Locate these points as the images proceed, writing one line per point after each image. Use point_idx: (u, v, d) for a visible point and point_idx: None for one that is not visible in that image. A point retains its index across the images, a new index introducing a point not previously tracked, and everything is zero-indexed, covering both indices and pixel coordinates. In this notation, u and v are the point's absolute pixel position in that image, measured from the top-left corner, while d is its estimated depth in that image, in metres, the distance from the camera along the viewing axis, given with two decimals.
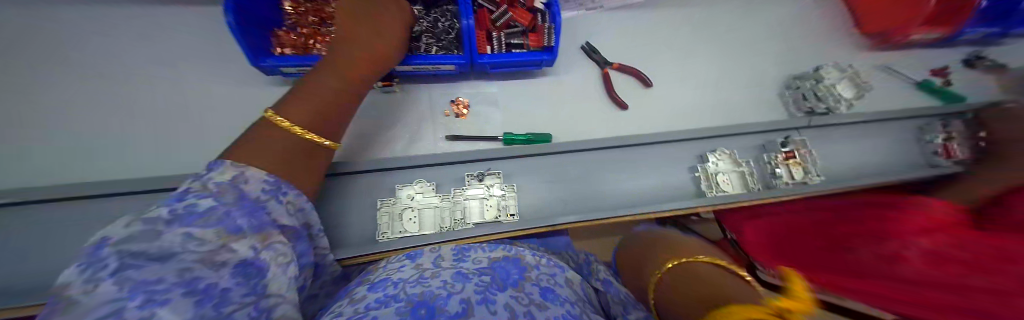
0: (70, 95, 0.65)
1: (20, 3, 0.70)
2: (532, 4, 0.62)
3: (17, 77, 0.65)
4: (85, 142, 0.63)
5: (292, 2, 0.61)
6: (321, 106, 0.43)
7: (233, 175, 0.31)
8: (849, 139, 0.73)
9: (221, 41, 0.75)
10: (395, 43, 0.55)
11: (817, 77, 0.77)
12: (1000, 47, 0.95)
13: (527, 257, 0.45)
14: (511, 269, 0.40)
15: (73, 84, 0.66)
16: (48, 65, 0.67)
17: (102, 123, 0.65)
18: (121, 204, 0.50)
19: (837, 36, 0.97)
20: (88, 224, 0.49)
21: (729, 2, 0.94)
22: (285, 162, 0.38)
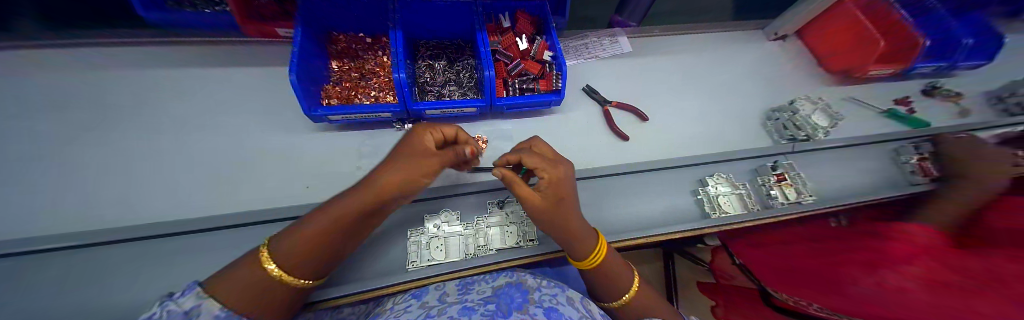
0: (103, 136, 0.68)
1: (81, 58, 0.77)
2: (541, 56, 0.74)
3: (58, 121, 0.68)
4: (105, 179, 0.63)
5: (339, 62, 0.73)
6: (310, 248, 0.37)
7: (192, 304, 0.30)
8: (833, 161, 0.80)
9: (256, 86, 0.82)
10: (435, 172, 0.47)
11: (793, 110, 0.88)
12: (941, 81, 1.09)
13: (529, 280, 0.46)
14: (515, 295, 0.41)
15: (111, 127, 0.69)
16: (92, 110, 0.71)
17: (128, 160, 0.66)
18: (141, 240, 0.49)
19: (804, 73, 1.11)
20: (96, 263, 0.46)
21: (705, 50, 1.10)
22: (248, 296, 0.33)
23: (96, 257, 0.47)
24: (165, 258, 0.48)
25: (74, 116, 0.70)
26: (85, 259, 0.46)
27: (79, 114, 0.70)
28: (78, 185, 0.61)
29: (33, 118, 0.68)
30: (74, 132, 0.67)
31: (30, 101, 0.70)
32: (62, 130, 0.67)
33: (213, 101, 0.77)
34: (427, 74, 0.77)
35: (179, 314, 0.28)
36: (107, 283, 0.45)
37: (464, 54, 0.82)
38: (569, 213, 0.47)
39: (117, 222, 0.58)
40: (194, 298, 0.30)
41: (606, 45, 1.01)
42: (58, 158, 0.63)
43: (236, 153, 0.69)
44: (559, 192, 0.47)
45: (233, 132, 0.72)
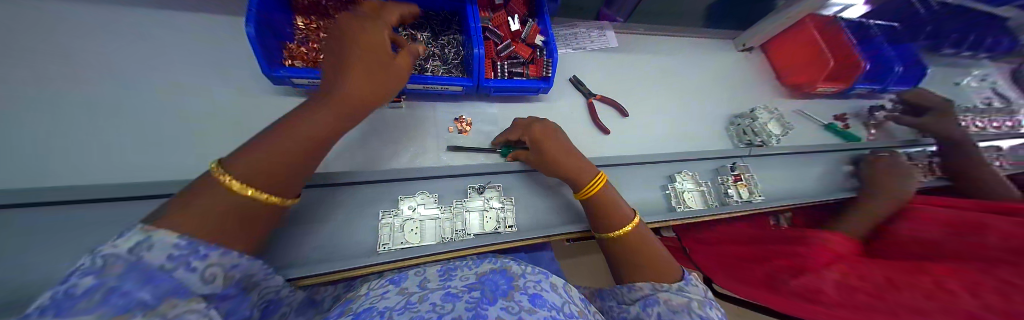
0: None
1: None
2: (532, 40, 0.71)
3: None
4: None
5: (305, 19, 0.64)
6: (269, 168, 0.33)
7: (138, 242, 0.24)
8: (780, 167, 0.91)
9: (191, 34, 0.68)
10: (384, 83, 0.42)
11: (753, 117, 0.97)
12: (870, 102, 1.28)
13: (513, 267, 0.46)
14: (500, 281, 0.41)
15: None
16: None
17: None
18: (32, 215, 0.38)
19: (766, 85, 1.22)
20: None
21: (683, 53, 1.15)
22: (208, 224, 0.28)
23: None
24: (85, 230, 0.40)
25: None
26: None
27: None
28: None
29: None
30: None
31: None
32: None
33: (133, 48, 0.62)
34: (408, 44, 0.71)
35: (126, 257, 0.23)
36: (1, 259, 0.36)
37: (450, 28, 0.77)
38: (552, 152, 0.55)
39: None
40: (139, 234, 0.24)
41: (594, 37, 1.01)
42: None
43: (174, 116, 0.58)
44: (535, 138, 0.57)
45: (170, 88, 0.60)
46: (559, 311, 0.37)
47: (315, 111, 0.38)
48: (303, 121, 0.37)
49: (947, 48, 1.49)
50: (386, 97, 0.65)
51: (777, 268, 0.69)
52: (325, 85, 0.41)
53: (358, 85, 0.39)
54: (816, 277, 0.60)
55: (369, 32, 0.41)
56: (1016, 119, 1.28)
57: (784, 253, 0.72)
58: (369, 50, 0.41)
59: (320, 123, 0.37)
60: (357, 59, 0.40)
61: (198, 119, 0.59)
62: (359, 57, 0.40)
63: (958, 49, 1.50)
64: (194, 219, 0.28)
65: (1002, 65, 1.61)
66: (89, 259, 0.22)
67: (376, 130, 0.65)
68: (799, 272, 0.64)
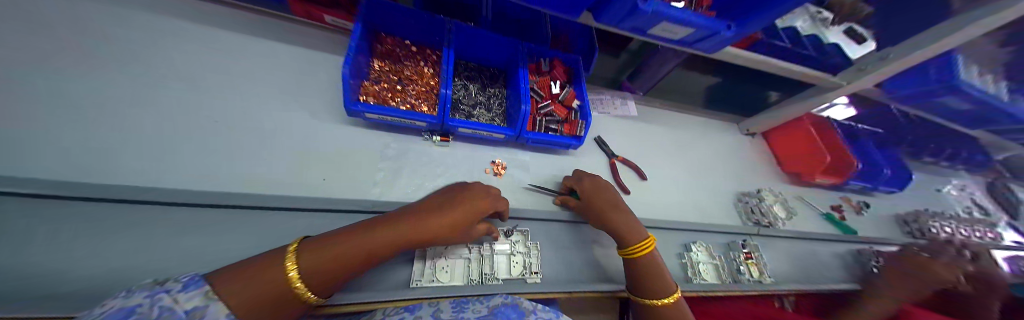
0: (69, 63, 0.56)
1: None
2: (569, 103, 0.81)
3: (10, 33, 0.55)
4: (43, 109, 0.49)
5: (381, 62, 0.74)
6: (332, 269, 0.38)
7: (196, 305, 0.29)
8: (784, 249, 0.95)
9: (273, 54, 0.76)
10: (450, 233, 0.48)
11: (758, 198, 1.04)
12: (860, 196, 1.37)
13: (524, 302, 0.47)
14: (512, 315, 0.42)
15: (82, 55, 0.58)
16: (65, 33, 0.60)
17: (86, 96, 0.53)
18: (135, 210, 0.43)
19: (768, 168, 1.32)
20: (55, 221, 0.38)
21: (694, 129, 1.28)
22: (258, 302, 0.33)
23: (49, 207, 0.39)
24: (153, 228, 0.43)
25: (33, 32, 0.57)
26: (33, 209, 0.38)
27: (42, 31, 0.58)
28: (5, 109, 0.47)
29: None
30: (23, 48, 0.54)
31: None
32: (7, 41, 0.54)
33: (221, 59, 0.69)
34: (461, 93, 0.80)
35: (181, 315, 0.28)
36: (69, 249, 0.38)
37: (497, 83, 0.88)
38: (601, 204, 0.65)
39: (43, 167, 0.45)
40: (199, 299, 0.30)
41: (617, 105, 1.13)
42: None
43: (242, 124, 0.61)
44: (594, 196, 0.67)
45: (238, 97, 0.65)
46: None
47: (404, 231, 0.44)
48: (388, 238, 0.42)
49: (927, 157, 1.64)
50: (437, 136, 0.72)
51: None
52: (418, 207, 0.48)
53: (438, 226, 0.46)
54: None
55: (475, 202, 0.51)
56: (1001, 233, 1.35)
57: None
58: (466, 215, 0.49)
59: (385, 245, 0.42)
60: (452, 218, 0.48)
61: (259, 126, 0.63)
62: (458, 216, 0.48)
63: (936, 159, 1.66)
64: (242, 298, 0.32)
65: (979, 179, 1.75)
66: (150, 303, 0.28)
67: (421, 164, 0.70)
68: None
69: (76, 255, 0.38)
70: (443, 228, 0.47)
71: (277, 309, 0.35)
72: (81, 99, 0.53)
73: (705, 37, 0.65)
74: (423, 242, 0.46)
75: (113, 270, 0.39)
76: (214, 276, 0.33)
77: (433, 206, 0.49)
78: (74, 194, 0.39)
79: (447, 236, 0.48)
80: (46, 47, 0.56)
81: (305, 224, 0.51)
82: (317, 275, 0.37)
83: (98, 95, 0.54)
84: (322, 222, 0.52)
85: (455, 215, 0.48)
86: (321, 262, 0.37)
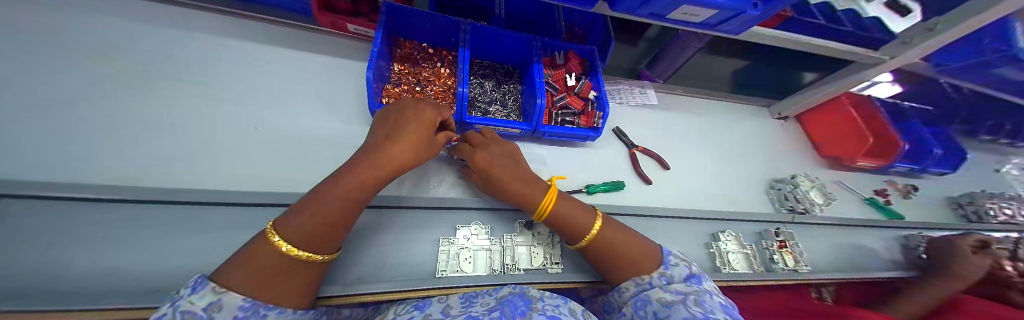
0: (137, 82, 0.64)
1: (133, 7, 0.75)
2: (585, 94, 0.80)
3: (87, 57, 0.63)
4: (123, 124, 0.57)
5: (400, 65, 0.77)
6: (320, 214, 0.38)
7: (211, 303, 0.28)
8: (824, 237, 0.89)
9: (302, 63, 0.81)
10: (416, 151, 0.51)
11: (794, 184, 0.97)
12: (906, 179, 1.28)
13: (531, 291, 0.47)
14: (519, 303, 0.43)
15: (147, 74, 0.66)
16: (130, 55, 0.67)
17: (153, 110, 0.61)
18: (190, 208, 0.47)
19: (802, 152, 1.24)
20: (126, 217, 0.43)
21: (720, 115, 1.22)
22: (263, 277, 0.33)
23: (126, 209, 0.44)
24: (198, 226, 0.46)
25: (101, 56, 0.64)
26: (113, 212, 0.43)
27: (110, 55, 0.65)
28: (92, 124, 0.55)
29: (54, 47, 0.62)
30: (93, 71, 0.61)
31: (52, 28, 0.64)
32: (81, 65, 0.61)
33: (258, 70, 0.75)
34: (477, 90, 0.82)
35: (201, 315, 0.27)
36: (138, 245, 0.42)
37: (512, 78, 0.88)
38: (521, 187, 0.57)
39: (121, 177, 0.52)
40: (212, 294, 0.29)
41: (635, 94, 1.10)
42: (67, 93, 0.57)
43: (279, 130, 0.67)
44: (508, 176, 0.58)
45: (275, 104, 0.70)
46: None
47: (373, 163, 0.45)
48: (368, 167, 0.44)
49: (988, 135, 1.48)
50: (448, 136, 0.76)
51: None
52: (375, 142, 0.49)
53: (402, 148, 0.49)
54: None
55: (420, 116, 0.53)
56: None
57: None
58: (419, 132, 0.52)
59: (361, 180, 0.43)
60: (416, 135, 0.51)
61: (295, 131, 0.68)
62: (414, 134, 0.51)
63: (1000, 137, 1.49)
64: (246, 281, 0.31)
65: None
66: (172, 312, 0.27)
67: (443, 162, 0.75)
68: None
69: (147, 247, 0.42)
70: (408, 147, 0.49)
71: (284, 278, 0.35)
72: (147, 114, 0.60)
73: (730, 16, 0.61)
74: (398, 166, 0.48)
75: (169, 263, 0.42)
76: (218, 274, 0.31)
77: (381, 138, 0.49)
78: (140, 198, 0.44)
79: (414, 155, 0.51)
80: (112, 69, 0.63)
81: None
82: (327, 215, 0.39)
83: (161, 111, 0.61)
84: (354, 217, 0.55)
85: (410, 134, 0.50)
86: (322, 204, 0.39)
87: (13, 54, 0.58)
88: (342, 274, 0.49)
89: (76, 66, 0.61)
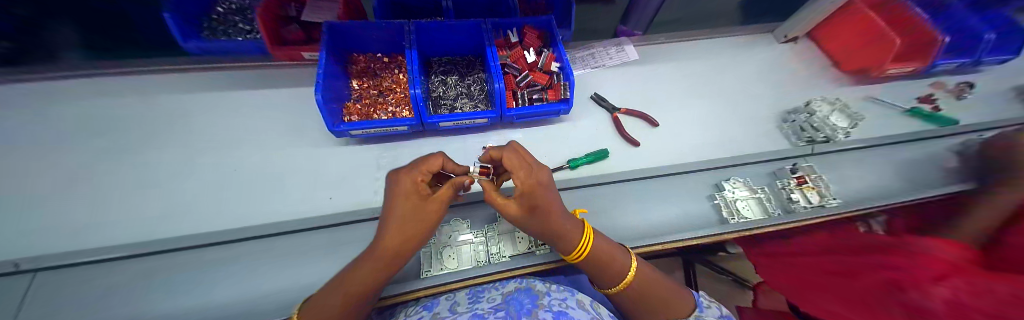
0: (147, 155, 0.73)
1: (131, 88, 0.85)
2: (548, 68, 0.76)
3: (109, 143, 0.74)
4: (143, 194, 0.67)
5: (359, 80, 0.78)
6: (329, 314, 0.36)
7: None
8: (852, 162, 0.79)
9: (276, 102, 0.85)
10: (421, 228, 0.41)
11: (809, 111, 0.86)
12: (955, 77, 1.10)
13: (537, 286, 0.47)
14: (524, 300, 0.43)
15: (155, 146, 0.75)
16: (138, 133, 0.77)
17: (163, 177, 0.70)
18: (197, 255, 0.54)
19: (819, 73, 1.10)
20: (156, 272, 0.52)
21: (715, 54, 1.11)
22: None
23: (152, 263, 0.52)
24: (208, 269, 0.52)
25: (118, 141, 0.75)
26: (143, 268, 0.52)
27: (124, 138, 0.75)
28: (122, 199, 0.65)
29: (86, 143, 0.74)
30: (116, 156, 0.72)
31: (80, 126, 0.77)
32: (106, 151, 0.73)
33: (239, 119, 0.81)
34: (440, 88, 0.80)
35: None
36: (167, 294, 0.50)
37: (474, 68, 0.86)
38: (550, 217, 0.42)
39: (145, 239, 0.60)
40: None
41: (612, 54, 1.03)
42: (101, 181, 0.68)
43: (261, 169, 0.71)
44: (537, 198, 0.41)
45: (256, 147, 0.75)
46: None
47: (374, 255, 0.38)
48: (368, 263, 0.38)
49: None
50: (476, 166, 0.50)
51: (881, 287, 0.55)
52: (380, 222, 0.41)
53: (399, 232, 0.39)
54: (917, 293, 0.45)
55: (407, 185, 0.40)
56: None
57: (885, 269, 0.57)
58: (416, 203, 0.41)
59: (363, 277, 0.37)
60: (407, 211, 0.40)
61: (276, 167, 0.71)
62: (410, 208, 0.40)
63: None
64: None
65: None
66: None
67: None
68: (899, 288, 0.49)
69: (170, 295, 0.50)
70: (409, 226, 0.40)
71: None
72: (161, 181, 0.69)
73: None
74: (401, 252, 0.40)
75: (190, 304, 0.49)
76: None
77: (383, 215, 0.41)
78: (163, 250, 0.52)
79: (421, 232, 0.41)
80: (129, 150, 0.73)
81: (323, 241, 0.57)
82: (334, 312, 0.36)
83: (171, 177, 0.70)
84: (336, 236, 0.57)
85: (407, 208, 0.40)
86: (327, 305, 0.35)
87: (58, 157, 0.70)
88: None
89: (104, 155, 0.72)
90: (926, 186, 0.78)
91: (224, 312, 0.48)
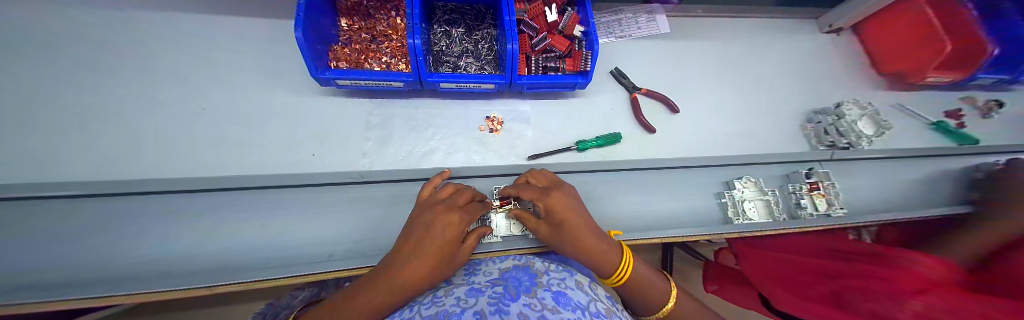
0: (95, 79, 0.63)
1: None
2: (570, 32, 0.66)
3: (47, 59, 0.63)
4: (94, 125, 0.59)
5: (349, 20, 0.67)
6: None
7: None
8: (867, 173, 0.76)
9: (253, 37, 0.74)
10: (437, 269, 0.39)
11: (838, 114, 0.80)
12: (989, 94, 1.03)
13: (537, 264, 0.46)
14: (522, 278, 0.41)
15: (103, 69, 0.65)
16: (83, 51, 0.66)
17: (119, 108, 0.61)
18: (158, 201, 0.49)
19: (854, 72, 1.01)
20: (109, 214, 0.46)
21: (751, 37, 0.99)
22: None
23: (111, 205, 0.47)
24: (173, 217, 0.48)
25: (59, 57, 0.64)
26: (100, 208, 0.47)
27: (68, 55, 0.65)
28: (69, 129, 0.57)
29: (19, 55, 0.63)
30: (60, 75, 0.62)
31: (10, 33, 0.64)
32: (43, 68, 0.62)
33: (209, 51, 0.71)
34: (443, 42, 0.70)
35: None
36: (129, 238, 0.46)
37: (484, 22, 0.74)
38: (577, 233, 0.42)
39: (107, 176, 0.55)
40: None
41: (640, 23, 0.91)
42: (42, 103, 0.59)
43: (233, 112, 0.64)
44: (561, 218, 0.43)
45: (229, 87, 0.67)
46: (582, 309, 0.35)
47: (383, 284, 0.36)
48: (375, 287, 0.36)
49: None
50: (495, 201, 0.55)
51: (853, 288, 0.52)
52: (398, 247, 0.40)
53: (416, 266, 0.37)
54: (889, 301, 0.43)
55: (450, 215, 0.41)
56: None
57: (863, 273, 0.54)
58: (439, 241, 0.39)
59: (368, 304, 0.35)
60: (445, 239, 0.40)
61: (250, 111, 0.64)
62: (432, 244, 0.39)
63: None
64: None
65: None
66: None
67: (409, 129, 0.66)
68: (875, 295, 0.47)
69: (128, 241, 0.45)
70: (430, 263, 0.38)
71: None
72: (113, 111, 0.61)
73: None
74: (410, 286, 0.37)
75: (154, 252, 0.46)
76: None
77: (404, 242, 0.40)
78: (119, 192, 0.47)
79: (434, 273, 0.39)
80: (74, 70, 0.63)
81: (302, 200, 0.52)
82: None
83: (131, 109, 0.62)
84: (316, 197, 0.53)
85: (429, 243, 0.39)
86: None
87: None
88: (314, 252, 0.49)
89: (43, 73, 0.61)
90: (930, 204, 0.77)
91: (199, 264, 0.46)
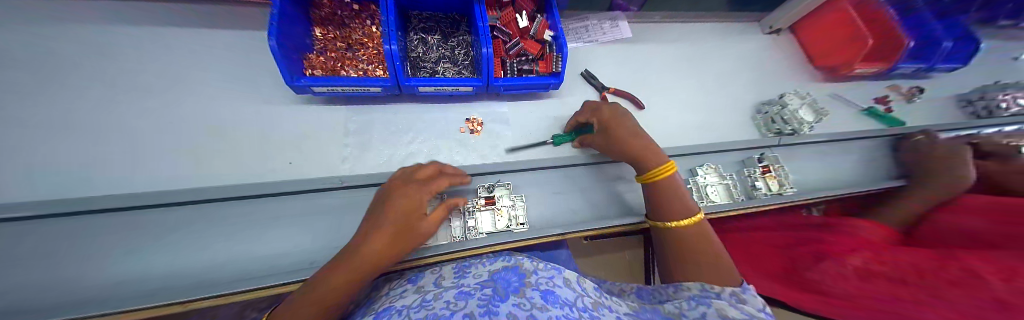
0: (31, 94, 0.58)
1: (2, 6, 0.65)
2: (541, 36, 0.70)
3: None
4: (29, 143, 0.54)
5: (323, 29, 0.67)
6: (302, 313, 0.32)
7: None
8: (811, 155, 0.86)
9: (218, 49, 0.72)
10: (403, 241, 0.40)
11: (782, 104, 0.90)
12: (908, 82, 1.19)
13: (525, 264, 0.46)
14: (512, 279, 0.41)
15: (40, 84, 0.59)
16: (15, 65, 0.60)
17: (59, 124, 0.56)
18: (115, 220, 0.46)
19: (797, 68, 1.14)
20: (53, 238, 0.43)
21: (707, 40, 1.10)
22: None
23: (59, 227, 0.43)
24: (132, 237, 0.45)
25: None
26: (54, 231, 0.43)
27: (3, 70, 0.59)
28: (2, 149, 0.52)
29: None
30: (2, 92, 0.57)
31: None
32: None
33: (169, 64, 0.68)
34: (420, 48, 0.72)
35: None
36: (76, 262, 0.42)
37: (458, 29, 0.77)
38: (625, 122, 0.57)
39: (63, 198, 0.51)
40: None
41: (606, 29, 0.98)
42: None
43: (200, 125, 0.61)
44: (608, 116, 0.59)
45: (195, 100, 0.64)
46: (570, 306, 0.36)
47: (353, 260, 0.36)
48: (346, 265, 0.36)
49: (1003, 19, 1.37)
50: (480, 199, 0.59)
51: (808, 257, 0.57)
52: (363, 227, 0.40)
53: (381, 240, 0.38)
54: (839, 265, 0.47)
55: (407, 192, 0.43)
56: None
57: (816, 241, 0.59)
58: (400, 215, 0.40)
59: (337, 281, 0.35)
60: (403, 219, 0.41)
61: (219, 124, 0.62)
62: (392, 219, 0.39)
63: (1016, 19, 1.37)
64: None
65: None
66: None
67: (390, 134, 0.67)
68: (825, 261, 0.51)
69: (75, 265, 0.42)
70: (394, 236, 0.39)
71: None
72: (51, 127, 0.56)
73: None
74: (380, 259, 0.38)
75: (109, 275, 0.42)
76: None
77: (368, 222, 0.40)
78: (64, 213, 0.43)
79: (401, 246, 0.40)
80: (12, 86, 0.58)
81: (280, 210, 0.51)
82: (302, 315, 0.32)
83: (88, 124, 0.58)
84: (294, 205, 0.52)
85: (391, 218, 0.39)
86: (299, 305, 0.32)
87: None
88: (295, 262, 0.48)
89: None
90: (866, 180, 0.87)
91: (167, 282, 0.43)
